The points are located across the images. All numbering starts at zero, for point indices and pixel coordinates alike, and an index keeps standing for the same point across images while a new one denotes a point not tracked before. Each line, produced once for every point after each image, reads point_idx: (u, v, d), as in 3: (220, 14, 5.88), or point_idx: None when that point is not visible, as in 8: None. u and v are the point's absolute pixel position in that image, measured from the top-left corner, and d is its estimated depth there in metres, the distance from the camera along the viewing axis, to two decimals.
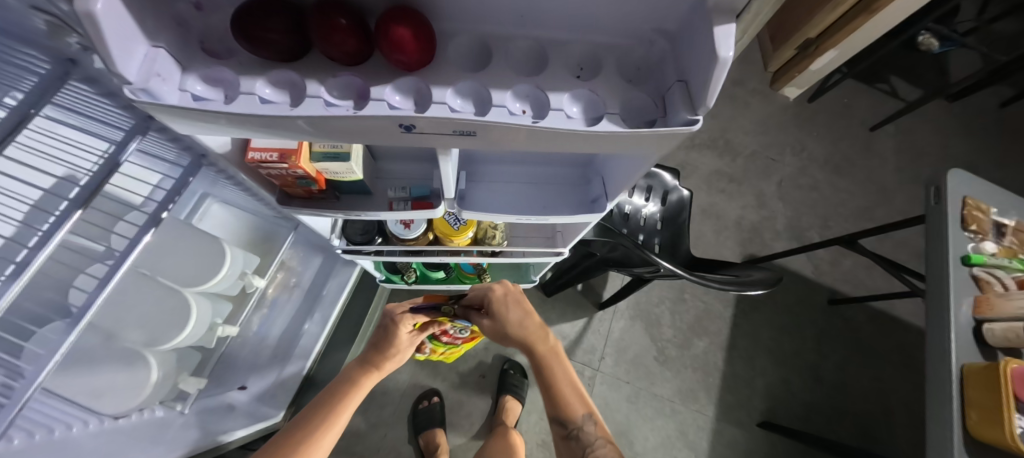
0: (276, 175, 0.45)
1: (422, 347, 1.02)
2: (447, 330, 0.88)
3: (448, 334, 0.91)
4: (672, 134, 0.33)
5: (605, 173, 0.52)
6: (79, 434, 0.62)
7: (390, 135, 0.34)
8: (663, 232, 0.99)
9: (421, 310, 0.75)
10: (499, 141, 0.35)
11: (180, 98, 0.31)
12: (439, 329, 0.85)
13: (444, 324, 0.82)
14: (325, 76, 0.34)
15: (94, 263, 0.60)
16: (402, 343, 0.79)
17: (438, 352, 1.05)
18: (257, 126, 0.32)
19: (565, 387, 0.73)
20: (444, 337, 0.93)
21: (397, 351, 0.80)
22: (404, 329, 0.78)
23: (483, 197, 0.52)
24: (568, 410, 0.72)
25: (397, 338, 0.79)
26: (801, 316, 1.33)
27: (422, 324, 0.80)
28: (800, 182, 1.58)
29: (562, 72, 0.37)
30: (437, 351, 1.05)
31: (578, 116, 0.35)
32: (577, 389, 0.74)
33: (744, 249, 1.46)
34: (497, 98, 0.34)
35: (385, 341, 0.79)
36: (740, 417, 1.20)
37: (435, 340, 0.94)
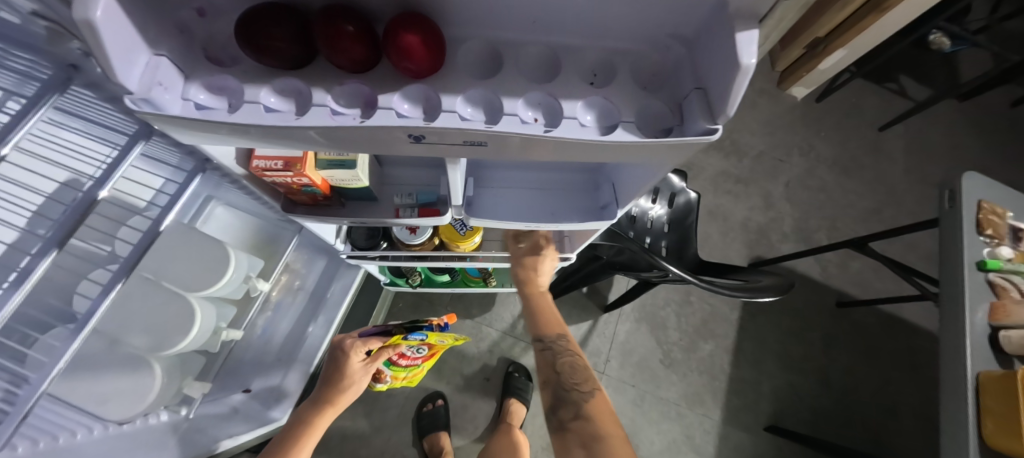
0: (280, 182, 0.44)
1: (381, 375, 1.00)
2: (404, 352, 0.86)
3: (405, 356, 0.89)
4: (690, 143, 0.31)
5: (615, 179, 0.51)
6: (83, 440, 0.61)
7: (398, 145, 0.33)
8: (670, 235, 0.98)
9: (366, 337, 0.79)
10: (511, 150, 0.34)
11: (183, 107, 0.30)
12: (395, 353, 0.84)
13: (399, 348, 0.80)
14: (331, 84, 0.33)
15: (97, 268, 0.60)
16: (356, 372, 0.79)
17: (399, 378, 1.03)
18: (262, 135, 0.31)
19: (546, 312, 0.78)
20: (402, 360, 0.91)
21: (351, 382, 0.79)
22: (356, 358, 0.78)
23: (491, 203, 0.51)
24: (545, 327, 0.77)
25: (348, 365, 0.78)
26: (809, 319, 1.32)
27: (377, 349, 0.80)
28: (807, 182, 1.56)
29: (575, 78, 0.35)
30: (397, 377, 1.03)
31: (592, 124, 0.34)
32: (555, 316, 0.79)
33: (751, 251, 1.44)
34: (509, 106, 0.33)
35: (338, 373, 0.79)
36: (746, 421, 1.19)
37: (394, 365, 0.93)
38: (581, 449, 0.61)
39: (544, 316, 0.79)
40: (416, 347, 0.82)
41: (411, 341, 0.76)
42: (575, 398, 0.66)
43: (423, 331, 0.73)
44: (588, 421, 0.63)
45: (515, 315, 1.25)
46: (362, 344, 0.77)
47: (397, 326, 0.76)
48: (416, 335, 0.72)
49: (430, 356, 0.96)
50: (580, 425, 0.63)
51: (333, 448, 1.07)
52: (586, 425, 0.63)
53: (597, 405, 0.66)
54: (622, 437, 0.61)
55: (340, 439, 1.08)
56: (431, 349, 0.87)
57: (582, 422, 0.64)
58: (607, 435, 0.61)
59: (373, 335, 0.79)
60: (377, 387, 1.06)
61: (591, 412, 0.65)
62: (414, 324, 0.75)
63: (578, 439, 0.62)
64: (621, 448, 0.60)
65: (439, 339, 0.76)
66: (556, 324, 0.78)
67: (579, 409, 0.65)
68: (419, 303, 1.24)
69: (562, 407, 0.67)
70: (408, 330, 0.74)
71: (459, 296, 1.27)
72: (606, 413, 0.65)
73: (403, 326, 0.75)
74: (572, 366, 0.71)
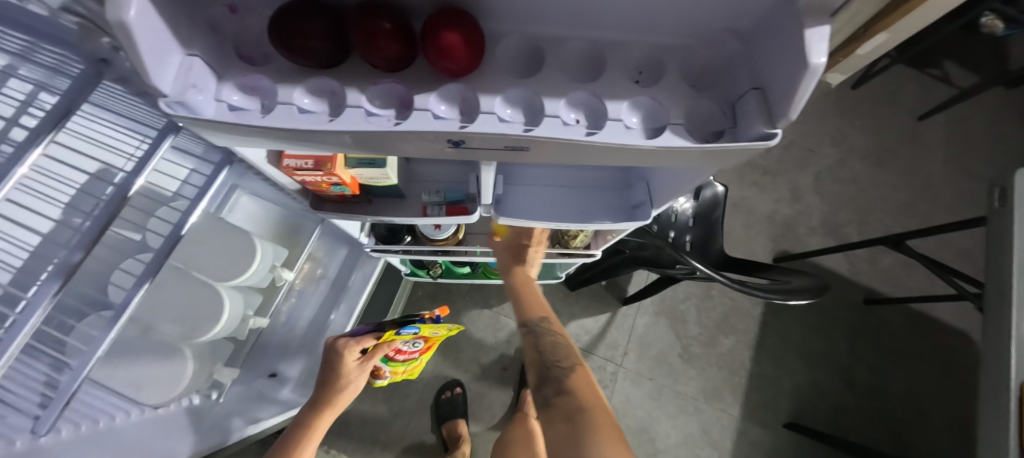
0: (309, 181, 0.43)
1: (381, 372, 1.02)
2: (400, 348, 0.86)
3: (402, 351, 0.90)
4: (746, 149, 0.30)
5: (649, 178, 0.49)
6: (123, 423, 0.63)
7: (435, 148, 0.31)
8: (695, 229, 0.95)
9: (359, 336, 0.78)
10: (552, 153, 0.32)
11: (217, 109, 0.29)
12: (391, 349, 0.85)
13: (394, 343, 0.79)
14: (365, 84, 0.31)
15: (129, 258, 0.60)
16: (351, 372, 0.80)
17: (398, 372, 1.04)
18: (296, 139, 0.30)
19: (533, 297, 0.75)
20: (399, 355, 0.92)
21: (348, 382, 0.81)
22: (351, 357, 0.79)
23: (521, 202, 0.50)
24: (528, 311, 0.72)
25: (342, 364, 0.79)
26: (834, 317, 1.29)
27: (371, 348, 0.81)
28: (838, 174, 1.49)
29: (620, 77, 0.33)
30: (396, 372, 1.04)
31: (637, 127, 0.32)
32: (540, 299, 0.75)
33: (776, 245, 1.40)
34: (550, 107, 0.31)
35: (333, 374, 0.80)
36: (765, 418, 1.18)
37: (391, 360, 0.93)
38: (563, 423, 0.53)
39: (528, 301, 0.74)
40: (411, 341, 0.82)
41: (404, 335, 0.75)
42: (556, 376, 0.60)
43: (416, 325, 0.73)
44: (571, 395, 0.56)
45: None
46: (355, 344, 0.77)
47: (389, 323, 0.75)
48: (409, 329, 0.72)
49: (427, 349, 0.97)
50: (564, 400, 0.56)
51: (354, 431, 1.10)
52: (568, 400, 0.55)
53: (580, 380, 0.60)
54: (606, 412, 0.54)
55: (360, 423, 1.11)
56: (426, 342, 0.87)
57: (565, 398, 0.56)
58: (590, 407, 0.55)
59: (365, 334, 0.77)
60: (379, 383, 1.08)
61: (573, 386, 0.58)
62: (406, 319, 0.74)
63: (560, 412, 0.55)
64: (607, 424, 0.52)
65: (431, 331, 0.76)
66: (539, 308, 0.73)
67: (561, 385, 0.59)
68: (437, 293, 1.27)
69: (547, 385, 0.60)
70: (400, 325, 0.73)
71: (477, 286, 1.27)
72: (590, 388, 0.59)
73: (394, 321, 0.74)
74: (554, 345, 0.66)
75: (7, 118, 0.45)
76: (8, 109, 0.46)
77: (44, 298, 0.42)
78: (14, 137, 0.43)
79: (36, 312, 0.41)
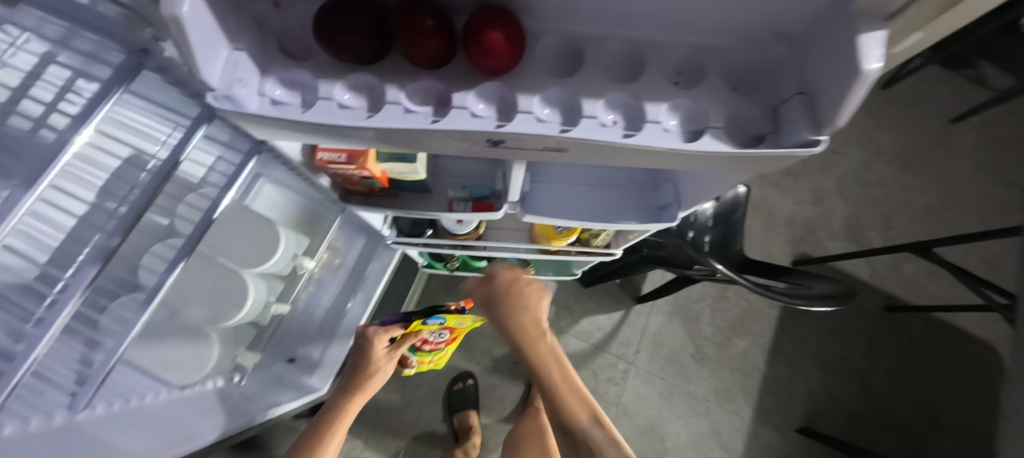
0: (340, 175, 0.44)
1: (409, 361, 1.03)
2: (427, 338, 0.87)
3: (429, 341, 0.90)
4: (787, 155, 0.29)
5: (677, 180, 0.49)
6: (151, 402, 0.64)
7: (472, 146, 0.32)
8: (714, 229, 0.94)
9: (387, 326, 0.77)
10: (588, 154, 0.32)
11: (260, 104, 0.29)
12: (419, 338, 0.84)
13: (421, 334, 0.80)
14: (404, 80, 0.31)
15: (160, 243, 0.61)
16: (380, 359, 0.82)
17: (426, 362, 1.05)
18: (337, 134, 0.30)
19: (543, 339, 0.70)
20: (427, 345, 0.92)
21: (377, 369, 0.84)
22: (380, 345, 0.80)
23: (548, 199, 0.50)
24: (573, 415, 0.66)
25: (373, 351, 0.81)
26: (853, 322, 1.26)
27: (400, 337, 0.81)
28: (863, 177, 1.45)
29: (660, 78, 0.33)
30: (424, 362, 1.05)
31: (676, 129, 0.32)
32: (575, 391, 0.68)
33: (796, 248, 1.37)
34: (589, 108, 0.31)
35: (363, 361, 0.82)
36: (777, 421, 1.17)
37: (419, 350, 0.94)
38: None
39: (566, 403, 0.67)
40: (438, 331, 0.82)
41: (430, 325, 0.76)
42: None
43: (443, 315, 0.73)
44: None
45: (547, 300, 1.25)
46: (384, 331, 0.78)
47: (415, 313, 0.74)
48: (435, 319, 0.72)
49: (453, 340, 0.95)
50: None
51: (368, 417, 1.13)
52: None
53: None
54: None
55: (373, 410, 1.14)
56: (452, 333, 0.86)
57: None
58: None
59: (393, 324, 0.78)
60: (407, 372, 1.10)
61: None
62: (433, 308, 0.74)
63: None
64: None
65: (458, 321, 0.76)
66: (580, 405, 0.67)
67: None
68: (452, 285, 1.28)
69: None
70: (427, 314, 0.73)
71: (491, 280, 1.28)
72: None
73: (421, 311, 0.74)
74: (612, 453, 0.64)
75: (48, 104, 0.46)
76: (47, 95, 0.46)
77: (84, 277, 0.43)
78: (52, 123, 0.45)
79: (71, 300, 0.42)
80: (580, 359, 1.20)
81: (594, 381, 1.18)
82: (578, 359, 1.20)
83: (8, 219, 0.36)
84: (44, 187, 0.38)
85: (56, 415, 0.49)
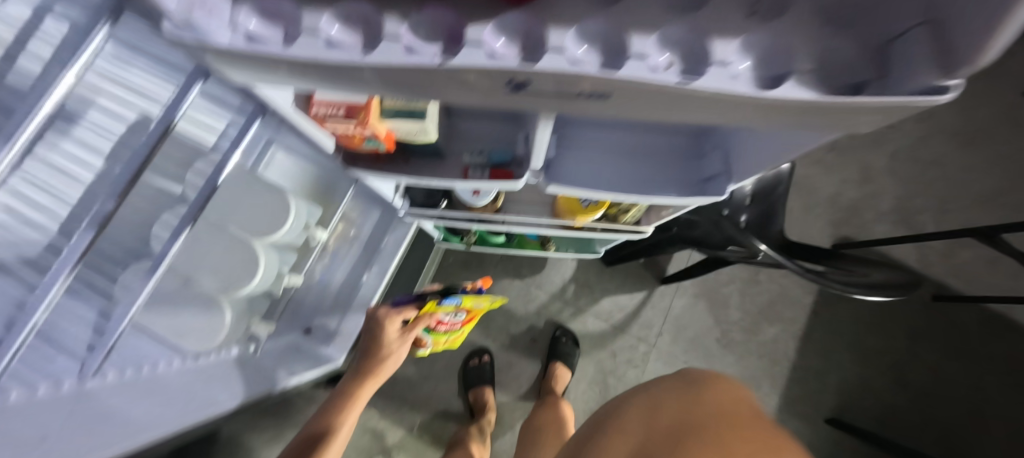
0: (340, 134, 0.39)
1: (423, 342, 0.98)
2: (442, 319, 0.83)
3: (443, 323, 0.87)
4: (899, 105, 0.22)
5: (729, 146, 0.42)
6: (164, 370, 0.65)
7: (492, 94, 0.26)
8: (752, 208, 0.85)
9: (401, 306, 0.80)
10: (635, 106, 0.26)
11: (232, 38, 0.24)
12: (434, 320, 0.81)
13: (436, 316, 0.78)
14: (407, 9, 0.25)
15: (167, 213, 0.58)
16: (392, 343, 0.81)
17: (441, 342, 1.01)
18: (329, 76, 0.25)
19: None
20: (441, 327, 0.88)
21: (390, 352, 0.82)
22: (392, 327, 0.80)
23: (574, 168, 0.44)
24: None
25: (384, 334, 0.80)
26: (897, 312, 1.17)
27: (413, 318, 0.80)
28: (921, 154, 1.30)
29: (731, 6, 0.26)
30: (439, 342, 1.01)
31: (748, 75, 0.25)
32: None
33: (838, 230, 1.27)
34: (636, 45, 0.24)
35: (375, 344, 0.81)
36: (805, 411, 1.12)
37: (434, 331, 0.90)
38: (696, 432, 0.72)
39: None
40: (453, 313, 0.79)
41: (445, 306, 0.75)
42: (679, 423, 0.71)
43: (458, 297, 0.72)
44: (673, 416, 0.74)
45: (566, 279, 1.20)
46: (397, 313, 0.78)
47: (431, 293, 0.77)
48: (450, 300, 0.72)
49: (470, 320, 0.91)
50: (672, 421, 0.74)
51: (385, 389, 1.14)
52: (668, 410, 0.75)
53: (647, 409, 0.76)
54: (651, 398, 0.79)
55: (390, 382, 1.14)
56: (469, 314, 0.83)
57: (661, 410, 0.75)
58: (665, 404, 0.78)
59: (407, 303, 0.80)
60: (420, 352, 1.06)
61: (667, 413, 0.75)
62: (449, 289, 0.74)
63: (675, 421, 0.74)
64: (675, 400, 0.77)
65: (474, 302, 0.75)
66: None
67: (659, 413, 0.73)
68: (468, 261, 1.25)
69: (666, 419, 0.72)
70: (442, 295, 0.73)
71: (508, 256, 1.23)
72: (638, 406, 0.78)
73: (437, 291, 0.74)
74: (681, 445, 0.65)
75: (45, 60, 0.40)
76: (46, 50, 0.40)
77: (80, 244, 0.41)
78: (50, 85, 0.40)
79: (56, 284, 0.40)
80: (599, 340, 1.17)
81: (613, 362, 1.15)
82: (596, 339, 1.17)
83: None
84: (23, 140, 0.34)
85: (64, 382, 0.49)
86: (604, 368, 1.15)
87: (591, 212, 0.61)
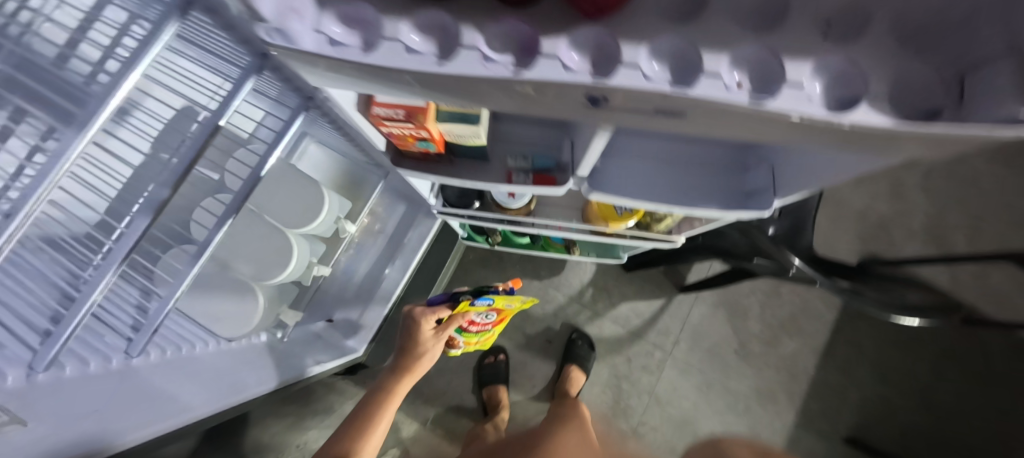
0: (395, 134, 0.40)
1: (454, 341, 1.01)
2: (473, 319, 0.86)
3: (475, 323, 0.89)
4: (972, 138, 0.22)
5: (776, 161, 0.42)
6: (201, 352, 0.66)
7: (562, 105, 0.27)
8: (780, 221, 0.84)
9: (435, 306, 0.81)
10: (702, 123, 0.26)
11: (316, 43, 0.25)
12: (465, 321, 0.85)
13: (467, 315, 0.81)
14: (484, 21, 0.26)
15: (208, 197, 0.60)
16: (427, 341, 0.84)
17: (471, 344, 1.03)
18: (403, 82, 0.26)
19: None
20: (472, 327, 0.91)
21: (425, 349, 0.85)
22: (427, 326, 0.83)
23: (616, 176, 0.45)
24: None
25: (420, 332, 0.83)
26: (924, 334, 1.14)
27: (447, 318, 0.83)
28: (956, 172, 1.26)
29: (803, 29, 0.26)
30: (469, 343, 1.03)
31: (820, 97, 0.25)
32: None
33: (865, 247, 1.24)
34: (710, 63, 0.25)
35: (412, 342, 0.85)
36: (823, 428, 1.10)
37: (465, 331, 0.93)
38: None
39: None
40: (485, 313, 0.82)
41: (477, 306, 0.76)
42: None
43: (490, 296, 0.73)
44: None
45: (584, 282, 1.20)
46: (431, 313, 0.80)
47: (463, 293, 0.77)
48: (483, 299, 0.72)
49: (500, 322, 0.95)
50: None
51: None
52: None
53: None
54: None
55: None
56: (499, 315, 0.85)
57: None
58: None
59: (441, 303, 0.81)
60: (451, 352, 1.08)
61: None
62: (481, 289, 0.74)
63: None
64: None
65: (506, 302, 0.75)
66: None
67: None
68: (487, 259, 1.26)
69: None
70: (474, 295, 0.74)
71: (528, 256, 1.24)
72: None
73: (469, 290, 0.75)
74: None
75: (104, 49, 0.42)
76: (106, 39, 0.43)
77: (136, 229, 0.43)
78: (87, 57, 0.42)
79: (104, 278, 0.41)
80: (615, 345, 1.16)
81: (628, 367, 1.15)
82: (613, 344, 1.16)
83: (59, 164, 0.35)
84: (95, 131, 0.36)
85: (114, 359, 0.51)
86: (619, 373, 1.15)
87: (622, 218, 0.61)
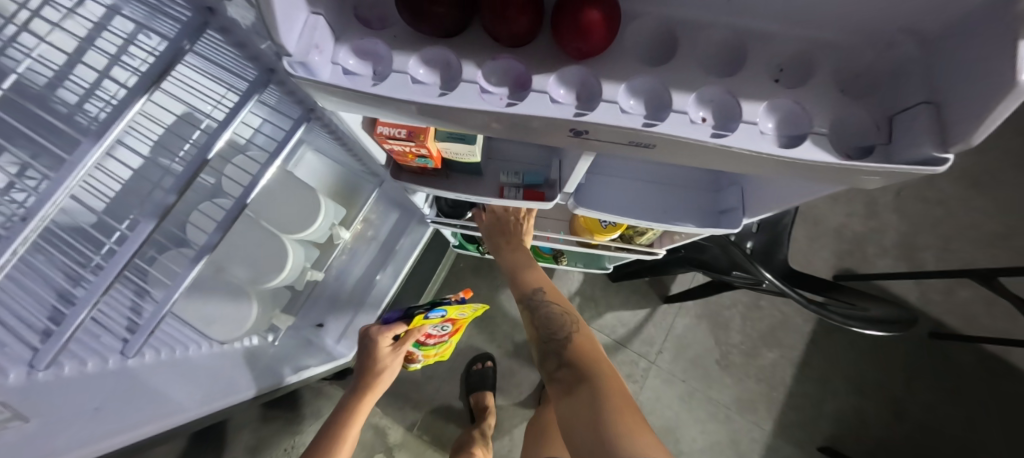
0: (396, 150, 0.43)
1: (415, 355, 1.03)
2: (429, 332, 0.89)
3: (432, 335, 0.93)
4: (899, 172, 0.25)
5: (746, 184, 0.46)
6: (194, 354, 0.67)
7: (551, 134, 0.30)
8: (758, 235, 0.88)
9: (390, 324, 0.81)
10: (671, 153, 0.30)
11: (333, 72, 0.28)
12: (421, 334, 0.88)
13: (423, 328, 0.83)
14: (483, 58, 0.29)
15: (207, 201, 0.60)
16: (385, 358, 0.86)
17: (431, 355, 1.06)
18: (407, 111, 0.29)
19: (521, 249, 0.75)
20: (430, 340, 0.95)
21: (384, 365, 0.87)
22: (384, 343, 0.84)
23: (600, 193, 0.48)
24: None
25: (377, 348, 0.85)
26: (894, 347, 1.20)
27: (404, 334, 0.85)
28: (924, 194, 1.34)
29: (759, 74, 0.30)
30: (429, 355, 1.06)
31: (772, 133, 0.29)
32: None
33: (839, 262, 1.30)
34: (678, 102, 0.28)
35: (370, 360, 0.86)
36: (799, 437, 1.14)
37: (423, 344, 0.97)
38: None
39: None
40: (439, 324, 0.84)
41: (431, 318, 0.77)
42: None
43: (444, 307, 0.74)
44: None
45: (572, 291, 1.23)
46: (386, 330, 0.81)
47: (415, 308, 0.77)
48: (436, 312, 0.73)
49: (456, 333, 0.98)
50: None
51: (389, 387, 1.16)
52: None
53: None
54: None
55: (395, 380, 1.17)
56: (453, 326, 0.89)
57: None
58: None
59: (396, 321, 0.81)
60: (411, 366, 1.10)
61: None
62: (433, 302, 0.75)
63: None
64: None
65: (459, 313, 0.77)
66: None
67: None
68: (479, 267, 1.29)
69: None
70: (427, 308, 0.75)
71: None
72: None
73: (422, 305, 0.75)
74: None
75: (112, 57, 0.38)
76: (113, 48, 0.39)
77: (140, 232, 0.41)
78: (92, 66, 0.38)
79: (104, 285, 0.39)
80: None
81: None
82: None
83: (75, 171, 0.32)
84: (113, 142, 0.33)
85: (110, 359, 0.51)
86: None
87: (605, 231, 0.65)
